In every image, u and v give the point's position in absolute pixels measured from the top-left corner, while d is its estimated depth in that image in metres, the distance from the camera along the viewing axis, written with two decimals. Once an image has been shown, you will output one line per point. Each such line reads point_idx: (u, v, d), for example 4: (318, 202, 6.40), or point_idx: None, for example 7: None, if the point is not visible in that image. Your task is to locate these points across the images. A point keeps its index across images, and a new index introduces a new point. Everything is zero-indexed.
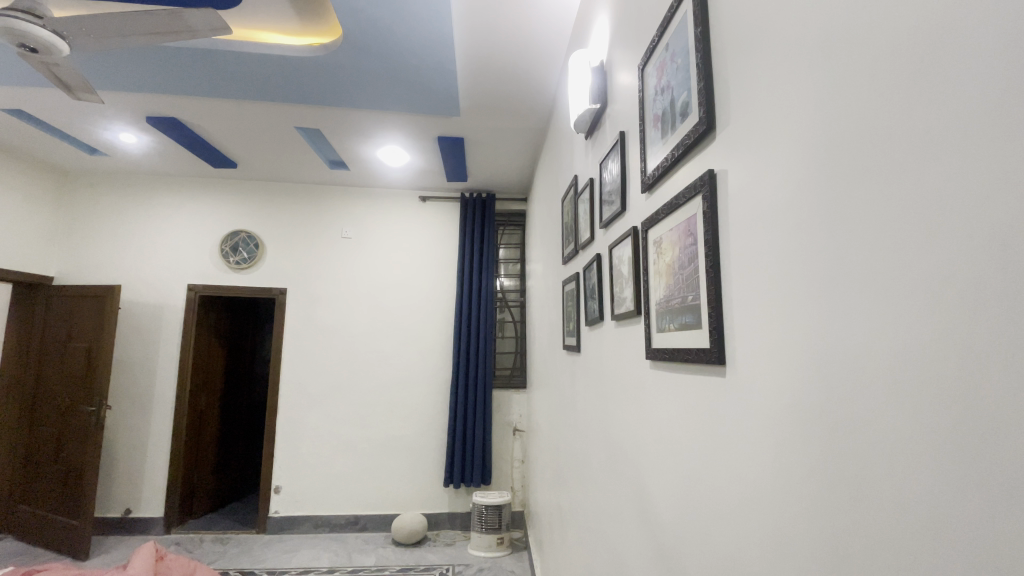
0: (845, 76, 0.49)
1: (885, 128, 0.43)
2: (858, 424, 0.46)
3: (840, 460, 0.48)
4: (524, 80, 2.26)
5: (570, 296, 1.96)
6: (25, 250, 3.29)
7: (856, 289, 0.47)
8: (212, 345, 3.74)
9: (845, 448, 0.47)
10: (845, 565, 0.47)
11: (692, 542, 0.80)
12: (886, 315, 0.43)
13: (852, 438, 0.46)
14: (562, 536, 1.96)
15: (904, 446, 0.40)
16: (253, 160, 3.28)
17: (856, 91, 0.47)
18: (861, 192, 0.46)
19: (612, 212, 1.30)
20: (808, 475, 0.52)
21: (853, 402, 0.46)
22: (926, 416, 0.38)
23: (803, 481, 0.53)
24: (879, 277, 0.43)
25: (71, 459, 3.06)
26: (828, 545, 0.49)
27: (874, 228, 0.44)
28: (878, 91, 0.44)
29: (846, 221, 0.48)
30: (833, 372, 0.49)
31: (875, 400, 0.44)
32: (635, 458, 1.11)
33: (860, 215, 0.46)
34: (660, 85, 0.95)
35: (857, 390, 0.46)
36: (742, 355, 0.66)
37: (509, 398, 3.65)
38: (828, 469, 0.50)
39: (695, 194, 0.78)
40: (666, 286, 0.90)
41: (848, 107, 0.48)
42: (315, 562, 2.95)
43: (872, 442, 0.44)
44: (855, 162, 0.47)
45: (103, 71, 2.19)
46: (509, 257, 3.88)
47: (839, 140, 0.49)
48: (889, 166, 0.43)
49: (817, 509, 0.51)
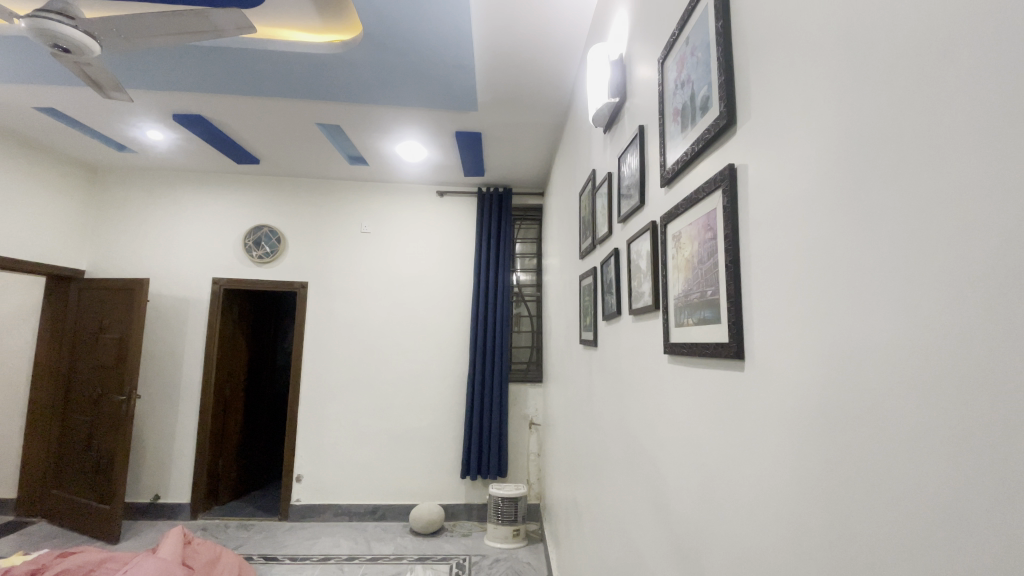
0: (868, 66, 0.48)
1: (906, 122, 0.43)
2: (877, 418, 0.46)
3: (858, 450, 0.48)
4: (541, 74, 2.25)
5: (587, 290, 1.96)
6: (58, 245, 3.41)
7: (877, 282, 0.46)
8: (235, 336, 3.83)
9: (863, 438, 0.47)
10: (861, 555, 0.47)
11: (709, 535, 0.80)
12: (906, 316, 0.42)
13: (870, 431, 0.46)
14: (579, 530, 1.97)
15: (922, 441, 0.40)
16: (275, 156, 3.34)
17: (877, 88, 0.47)
18: (883, 185, 0.46)
19: (631, 206, 1.30)
20: (827, 473, 0.52)
21: (873, 399, 0.46)
22: (947, 413, 0.38)
23: (821, 479, 0.53)
24: (901, 275, 0.43)
25: (103, 446, 3.18)
26: (845, 535, 0.49)
27: (896, 222, 0.44)
28: (900, 88, 0.44)
29: (869, 215, 0.47)
30: (851, 372, 0.49)
31: (894, 400, 0.44)
32: (652, 451, 1.11)
33: (881, 213, 0.46)
34: (680, 79, 0.94)
35: (877, 385, 0.46)
36: (762, 350, 0.66)
37: (525, 391, 3.67)
38: (848, 467, 0.49)
39: (715, 188, 0.78)
40: (685, 280, 0.90)
41: (870, 102, 0.48)
42: (335, 549, 3.02)
43: (892, 438, 0.43)
44: (876, 152, 0.47)
45: (133, 71, 2.26)
46: (526, 251, 3.89)
47: (861, 130, 0.49)
48: (912, 160, 0.42)
49: (836, 508, 0.51)
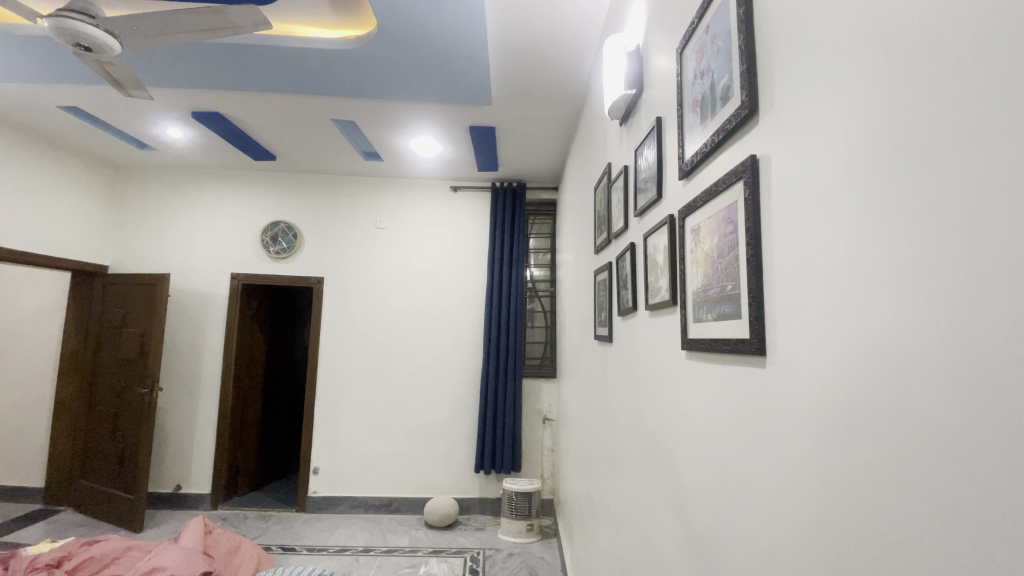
0: (896, 53, 0.46)
1: (936, 109, 0.41)
2: (901, 418, 0.44)
3: (881, 451, 0.46)
4: (556, 67, 2.22)
5: (602, 285, 1.95)
6: (82, 241, 3.50)
7: (904, 277, 0.44)
8: (254, 331, 3.90)
9: (886, 439, 0.46)
10: (883, 555, 0.46)
11: (727, 534, 0.79)
12: (936, 312, 0.40)
13: (895, 431, 0.45)
14: (593, 527, 1.96)
15: (949, 438, 0.39)
16: (291, 153, 3.37)
17: (905, 76, 0.45)
18: (911, 175, 0.44)
19: (648, 200, 1.28)
20: (850, 475, 0.51)
21: (898, 399, 0.44)
22: (976, 413, 0.36)
23: (844, 479, 0.52)
24: (930, 269, 0.41)
25: (127, 437, 3.26)
26: (866, 534, 0.48)
27: (925, 214, 0.42)
28: (930, 74, 0.42)
29: (897, 206, 0.45)
30: (877, 372, 0.47)
31: (922, 400, 0.42)
32: (668, 447, 1.09)
33: (909, 205, 0.44)
34: (700, 69, 0.92)
35: (904, 385, 0.44)
36: (783, 345, 0.64)
37: (539, 387, 3.66)
38: (871, 468, 0.48)
39: (736, 180, 0.76)
40: (704, 275, 0.89)
41: (898, 88, 0.46)
42: (351, 541, 3.06)
43: (918, 440, 0.42)
44: (905, 141, 0.45)
45: (152, 69, 2.29)
46: (540, 247, 3.87)
47: (889, 115, 0.47)
48: (943, 148, 0.40)
49: (858, 509, 0.49)
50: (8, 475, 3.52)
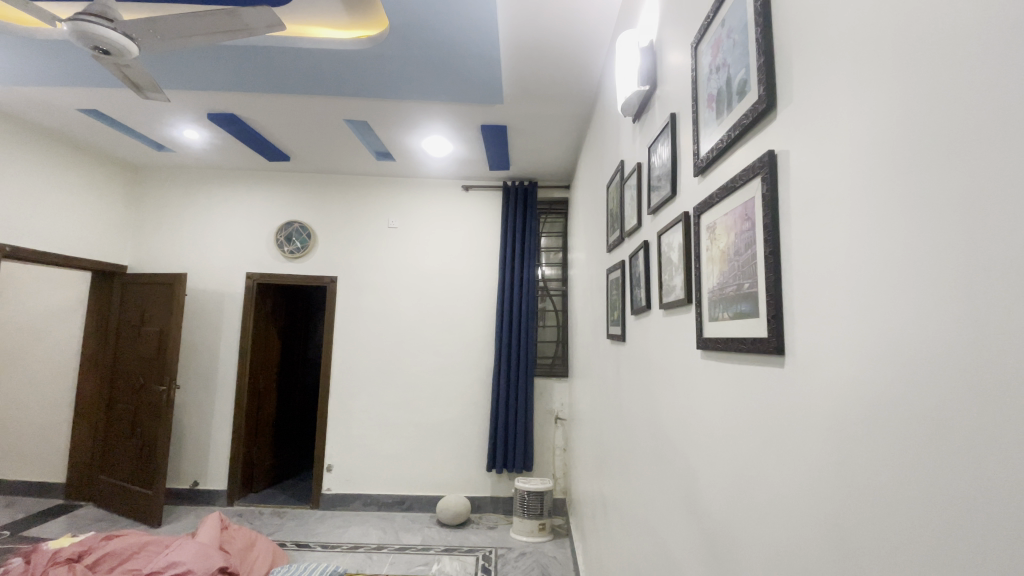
0: (920, 41, 0.44)
1: (962, 99, 0.39)
2: (925, 419, 0.42)
3: (904, 453, 0.45)
4: (568, 65, 2.21)
5: (614, 284, 1.93)
6: (101, 241, 3.57)
7: (929, 273, 0.43)
8: (268, 329, 3.94)
9: (910, 440, 0.44)
10: (906, 560, 0.44)
11: (743, 536, 0.78)
12: (962, 310, 0.39)
13: (919, 433, 0.43)
14: (606, 527, 1.95)
15: (976, 442, 0.37)
16: (305, 153, 3.40)
17: (928, 66, 0.43)
18: (935, 168, 0.42)
19: (662, 197, 1.27)
20: (871, 478, 0.49)
21: (922, 400, 0.43)
22: (1004, 415, 0.35)
23: (866, 482, 0.50)
24: (956, 265, 0.40)
25: (146, 434, 3.32)
26: (887, 539, 0.46)
27: (951, 207, 0.40)
28: (955, 63, 0.40)
29: (920, 200, 0.44)
30: (900, 371, 0.46)
31: (947, 401, 0.40)
32: (683, 447, 1.08)
33: (932, 200, 0.42)
34: (715, 64, 0.90)
35: (928, 385, 0.42)
36: (802, 344, 0.63)
37: (551, 386, 3.65)
38: (893, 471, 0.46)
39: (753, 176, 0.74)
40: (720, 273, 0.87)
41: (920, 78, 0.44)
42: (364, 538, 3.08)
43: (945, 441, 0.40)
44: (928, 133, 0.43)
45: (169, 71, 2.32)
46: (551, 245, 3.86)
47: (912, 107, 0.45)
48: (969, 139, 0.39)
49: (880, 513, 0.48)
50: (32, 470, 3.61)
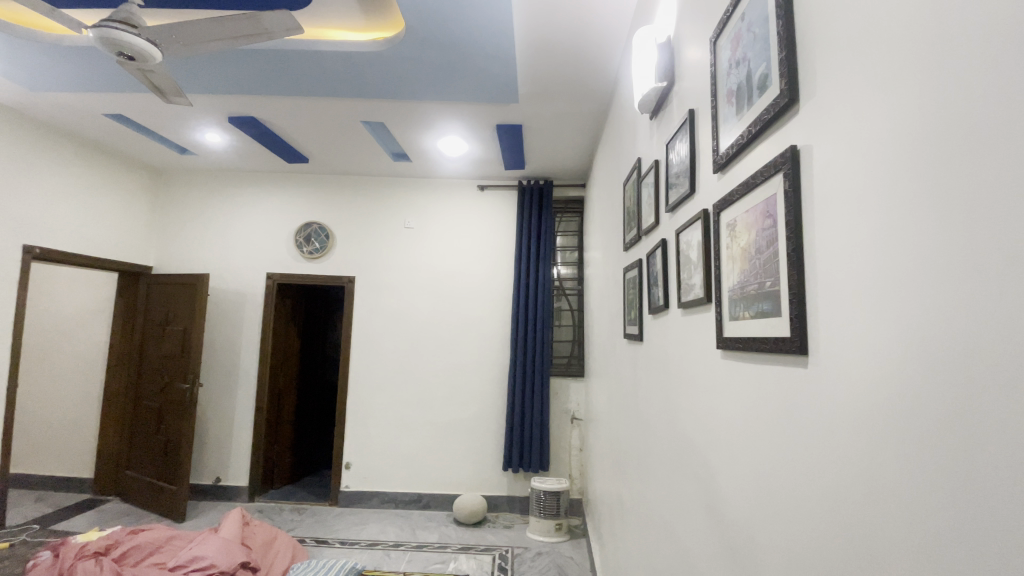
0: (948, 29, 0.43)
1: (993, 87, 0.38)
2: (957, 420, 0.41)
3: (933, 455, 0.43)
4: (584, 62, 2.20)
5: (631, 282, 1.92)
6: (127, 243, 3.67)
7: (958, 268, 0.41)
8: (288, 329, 4.01)
9: (940, 443, 0.42)
10: (935, 567, 0.43)
11: (765, 539, 0.76)
12: (994, 308, 0.37)
13: (950, 435, 0.41)
14: (623, 529, 1.93)
15: (1009, 446, 0.36)
16: (323, 155, 3.44)
17: (956, 52, 0.42)
18: (963, 160, 0.41)
19: (680, 195, 1.25)
20: (898, 482, 0.47)
21: (952, 401, 0.41)
22: None
23: (891, 487, 0.48)
24: (986, 261, 0.38)
25: (170, 431, 3.40)
26: (914, 545, 0.45)
27: (980, 200, 0.39)
28: (986, 49, 0.39)
29: (949, 192, 0.42)
30: (927, 371, 0.44)
31: (978, 402, 0.39)
32: (702, 448, 1.06)
33: (961, 192, 0.41)
34: (735, 58, 0.89)
35: (957, 385, 0.41)
36: (824, 343, 0.61)
37: (566, 386, 3.64)
38: (921, 476, 0.44)
39: (774, 173, 0.73)
40: (741, 271, 0.86)
41: (945, 68, 0.43)
42: (382, 535, 3.11)
43: (975, 444, 0.39)
44: (955, 122, 0.41)
45: (191, 76, 2.38)
46: (567, 244, 3.84)
47: (939, 97, 0.44)
48: (1000, 129, 0.37)
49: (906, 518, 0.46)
50: (63, 464, 3.73)
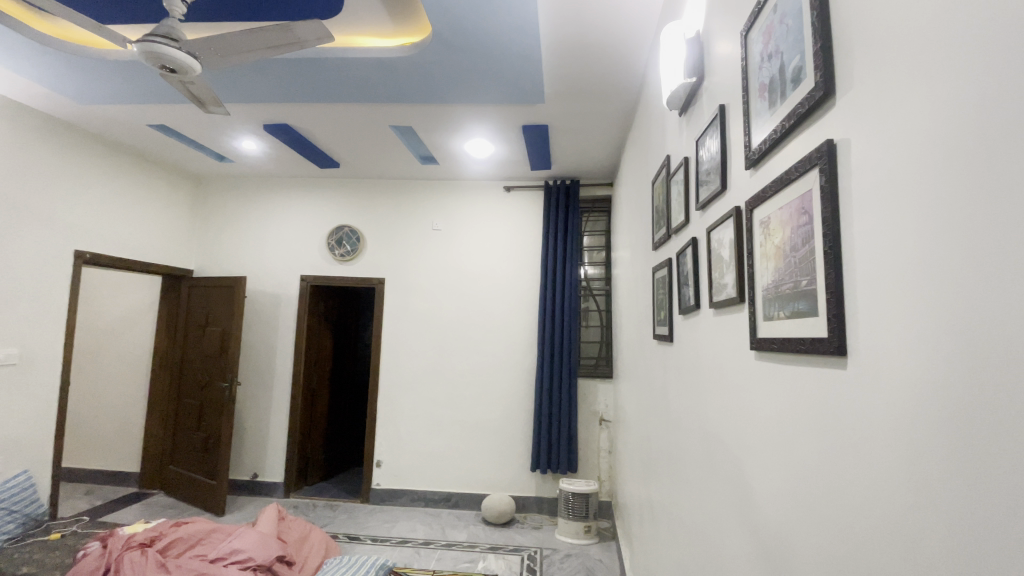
0: (996, 16, 0.41)
1: None
2: (1005, 427, 0.38)
3: (980, 464, 0.41)
4: (610, 60, 2.17)
5: (661, 282, 1.89)
6: (170, 247, 3.83)
7: (1006, 266, 0.39)
8: (321, 330, 4.11)
9: (985, 451, 0.40)
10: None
11: (801, 547, 0.74)
12: None
13: (997, 443, 0.39)
14: (654, 532, 1.90)
15: None
16: (353, 159, 3.52)
17: (1003, 39, 0.40)
18: (1012, 152, 0.38)
19: (711, 192, 1.22)
20: (942, 491, 0.45)
21: (1000, 407, 0.39)
22: None
23: (935, 496, 0.46)
24: None
25: (211, 428, 3.54)
26: (965, 557, 0.42)
27: None
28: None
29: (996, 186, 0.40)
30: (973, 375, 0.42)
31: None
32: (735, 451, 1.04)
33: (1010, 185, 0.38)
34: (767, 51, 0.86)
35: (1005, 390, 0.39)
36: (863, 344, 0.59)
37: (595, 387, 3.61)
38: (968, 484, 0.42)
39: (811, 168, 0.70)
40: (776, 270, 0.83)
41: (992, 56, 0.41)
42: (412, 533, 3.15)
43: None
44: (1002, 114, 0.39)
45: (229, 86, 2.47)
46: (594, 244, 3.81)
47: (985, 86, 0.41)
48: None
49: (950, 529, 0.44)
50: (112, 458, 3.93)
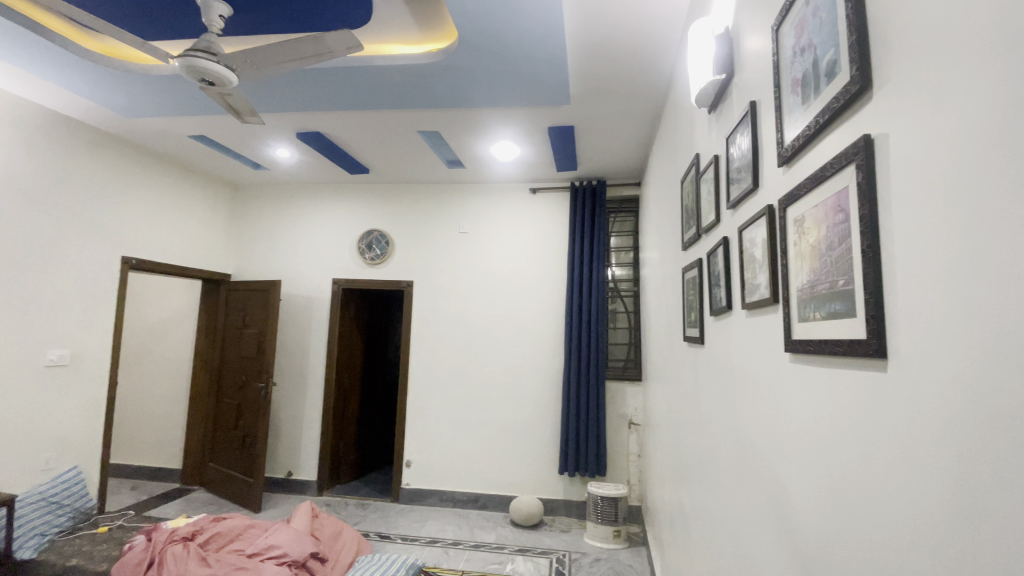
0: None
1: None
2: None
3: None
4: (637, 59, 2.15)
5: (691, 283, 1.85)
6: (209, 253, 3.99)
7: None
8: (352, 332, 4.20)
9: None
10: None
11: (839, 556, 0.71)
12: None
13: None
14: (686, 538, 1.87)
15: None
16: (382, 165, 3.59)
17: None
18: None
19: (742, 190, 1.20)
20: (989, 499, 0.43)
21: None
22: None
23: (982, 504, 0.44)
24: None
25: (248, 427, 3.66)
26: (1014, 568, 0.41)
27: None
28: None
29: None
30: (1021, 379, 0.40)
31: None
32: (769, 456, 1.01)
33: None
34: (800, 45, 0.84)
35: None
36: (904, 345, 0.57)
37: (623, 390, 3.57)
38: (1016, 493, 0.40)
39: (846, 164, 0.68)
40: (811, 269, 0.81)
41: None
42: (441, 533, 3.19)
43: None
44: None
45: (264, 97, 2.56)
46: (621, 245, 3.77)
47: None
48: None
49: (998, 539, 0.42)
50: (156, 455, 4.11)
